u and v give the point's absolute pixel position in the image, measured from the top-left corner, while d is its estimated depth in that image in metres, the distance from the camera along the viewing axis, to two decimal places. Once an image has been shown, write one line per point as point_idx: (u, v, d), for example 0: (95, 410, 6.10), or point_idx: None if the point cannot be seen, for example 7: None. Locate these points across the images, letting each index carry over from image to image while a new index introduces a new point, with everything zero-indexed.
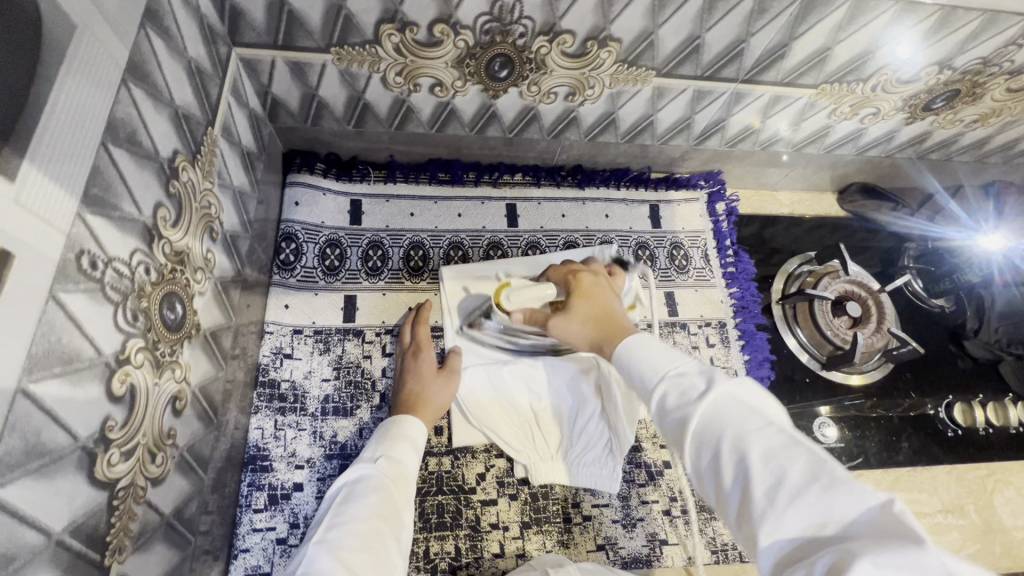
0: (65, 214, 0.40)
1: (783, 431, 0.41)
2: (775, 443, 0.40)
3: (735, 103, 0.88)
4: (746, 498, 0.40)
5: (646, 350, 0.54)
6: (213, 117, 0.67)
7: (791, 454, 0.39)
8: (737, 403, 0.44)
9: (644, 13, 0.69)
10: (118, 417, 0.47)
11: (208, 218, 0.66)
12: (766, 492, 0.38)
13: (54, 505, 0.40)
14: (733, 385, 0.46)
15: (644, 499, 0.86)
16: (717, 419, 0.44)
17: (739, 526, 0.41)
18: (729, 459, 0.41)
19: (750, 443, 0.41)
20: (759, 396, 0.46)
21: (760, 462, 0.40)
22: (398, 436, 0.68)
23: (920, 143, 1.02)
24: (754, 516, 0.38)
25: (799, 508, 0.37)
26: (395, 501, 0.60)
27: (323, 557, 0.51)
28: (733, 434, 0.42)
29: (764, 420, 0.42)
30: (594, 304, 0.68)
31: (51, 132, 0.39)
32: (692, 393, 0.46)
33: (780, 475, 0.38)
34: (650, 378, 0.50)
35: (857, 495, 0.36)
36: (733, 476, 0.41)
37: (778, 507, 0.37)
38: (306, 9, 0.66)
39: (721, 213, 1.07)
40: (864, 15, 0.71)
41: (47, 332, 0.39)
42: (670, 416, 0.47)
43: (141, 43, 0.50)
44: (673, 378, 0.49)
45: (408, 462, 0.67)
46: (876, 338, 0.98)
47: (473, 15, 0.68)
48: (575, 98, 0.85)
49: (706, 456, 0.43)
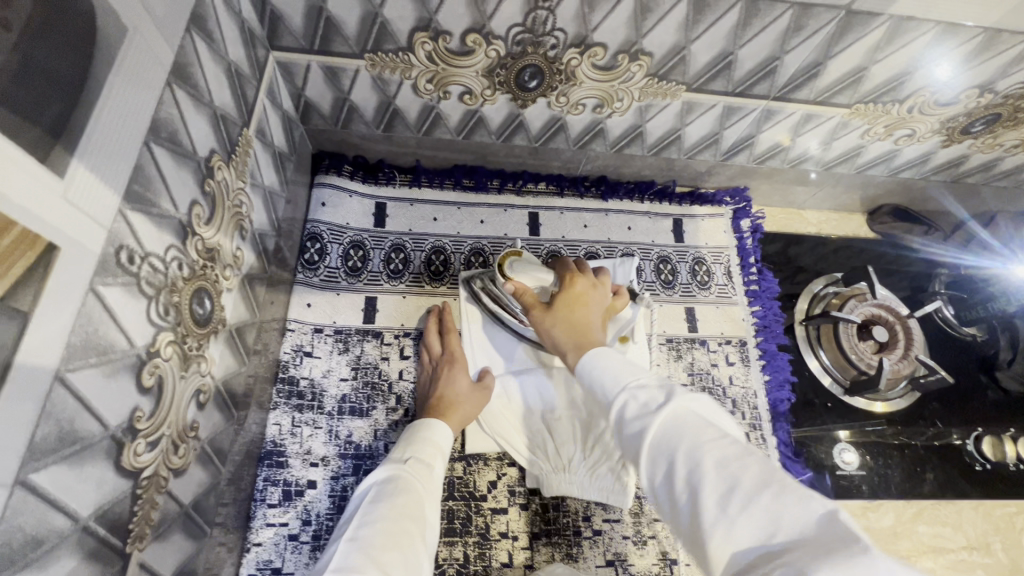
0: (109, 210, 0.42)
1: (735, 442, 0.42)
2: (728, 452, 0.41)
3: (765, 120, 0.87)
4: (697, 508, 0.40)
5: (608, 362, 0.54)
6: (249, 118, 0.69)
7: (743, 463, 0.40)
8: (692, 415, 0.45)
9: (677, 28, 0.68)
10: (146, 408, 0.49)
11: (239, 216, 0.68)
12: (718, 501, 0.39)
13: (83, 491, 0.41)
14: (691, 398, 0.46)
15: (656, 516, 0.84)
16: (674, 429, 0.44)
17: (692, 539, 0.41)
18: (684, 469, 0.42)
19: (704, 452, 0.41)
20: (712, 409, 0.47)
21: (713, 470, 0.40)
22: (425, 440, 0.69)
23: (956, 166, 0.99)
24: (705, 528, 0.38)
25: (749, 517, 0.37)
26: (422, 503, 0.60)
27: (355, 554, 0.51)
28: (688, 444, 0.42)
29: (718, 432, 0.43)
30: (577, 310, 0.66)
31: (100, 131, 0.40)
32: (652, 404, 0.47)
33: (732, 483, 0.39)
34: (612, 391, 0.51)
35: (807, 506, 0.36)
36: (684, 488, 0.41)
37: (730, 516, 0.38)
38: (343, 16, 0.68)
39: (746, 230, 1.06)
40: (904, 37, 0.69)
41: (86, 323, 0.40)
42: (630, 427, 0.47)
43: (186, 46, 0.52)
44: (637, 387, 0.49)
45: (434, 466, 0.67)
46: (903, 364, 0.95)
47: (506, 26, 0.69)
48: (603, 110, 0.85)
49: (661, 468, 0.44)
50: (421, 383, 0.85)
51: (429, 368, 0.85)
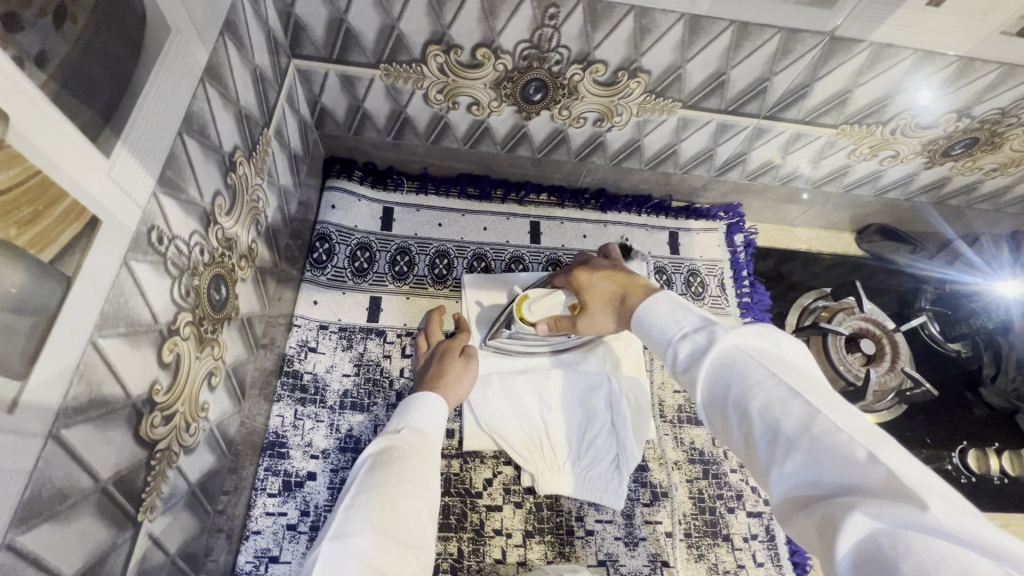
0: (144, 191, 0.45)
1: (788, 385, 0.46)
2: (776, 396, 0.45)
3: (757, 138, 0.92)
4: (756, 446, 0.46)
5: (654, 309, 0.59)
6: (269, 120, 0.73)
7: (792, 409, 0.44)
8: (745, 356, 0.49)
9: (674, 48, 0.73)
10: (164, 382, 0.51)
11: (256, 211, 0.71)
12: (771, 444, 0.45)
13: (106, 452, 0.44)
14: (734, 339, 0.50)
15: (648, 519, 0.86)
16: (721, 377, 0.50)
17: (752, 461, 0.48)
18: (738, 412, 0.48)
19: (753, 401, 0.46)
20: (765, 342, 0.51)
21: (763, 416, 0.46)
22: (420, 410, 0.72)
23: (939, 188, 1.04)
24: (765, 463, 0.45)
25: (797, 458, 0.42)
26: (421, 466, 0.63)
27: (353, 521, 0.54)
28: (739, 388, 0.48)
29: (769, 372, 0.47)
30: (608, 285, 0.72)
31: (143, 119, 0.44)
32: (699, 349, 0.52)
33: (781, 426, 0.44)
34: (662, 341, 0.57)
35: (857, 453, 0.40)
36: (740, 424, 0.48)
37: (781, 457, 0.44)
38: (362, 27, 0.72)
39: (739, 244, 1.10)
40: (884, 62, 0.74)
41: (118, 294, 0.43)
42: (684, 373, 0.53)
43: (219, 49, 0.56)
44: (685, 337, 0.54)
45: (429, 438, 0.69)
46: (890, 376, 0.99)
47: (514, 41, 0.74)
48: (604, 124, 0.89)
49: (717, 407, 0.50)
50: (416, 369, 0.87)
51: (425, 355, 0.87)
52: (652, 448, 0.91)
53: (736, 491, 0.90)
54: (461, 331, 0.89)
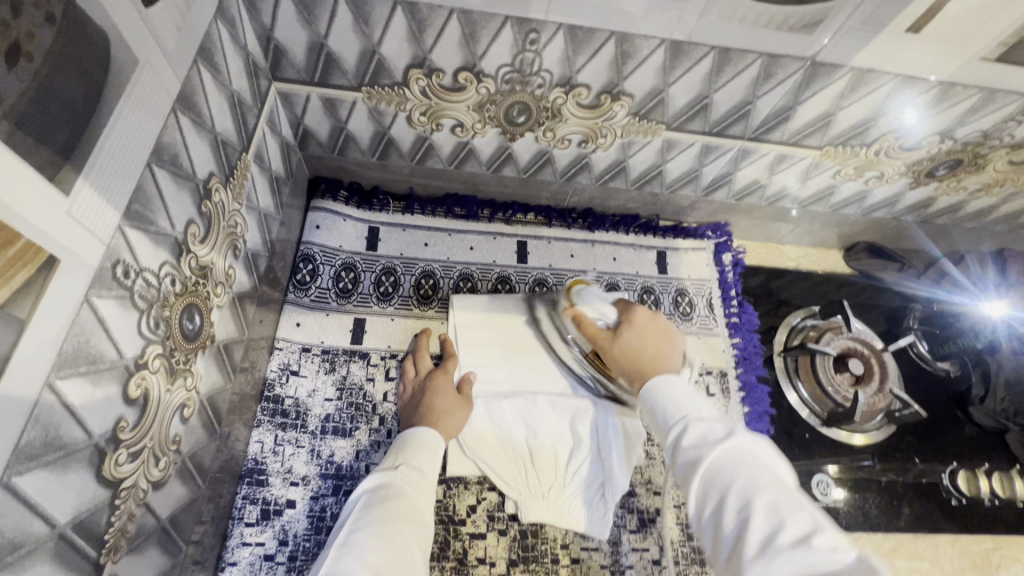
0: (108, 225, 0.44)
1: (788, 492, 0.49)
2: (776, 498, 0.48)
3: (742, 159, 0.92)
4: (743, 538, 0.47)
5: (672, 392, 0.64)
6: (248, 145, 0.72)
7: (793, 513, 0.47)
8: (752, 460, 0.52)
9: (656, 73, 0.73)
10: (131, 418, 0.50)
11: (233, 236, 0.70)
12: (761, 537, 0.46)
13: (62, 497, 0.42)
14: (746, 440, 0.54)
15: (635, 546, 0.84)
16: (727, 467, 0.52)
17: (728, 566, 0.48)
18: (733, 504, 0.49)
19: (755, 492, 0.49)
20: (770, 456, 0.54)
21: (761, 510, 0.48)
22: (418, 446, 0.73)
23: (925, 208, 1.04)
24: (745, 555, 0.46)
25: (785, 558, 0.44)
26: (417, 501, 0.66)
27: (348, 558, 0.56)
28: (743, 482, 0.50)
29: (774, 479, 0.50)
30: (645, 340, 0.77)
31: (107, 152, 0.43)
32: (711, 438, 0.55)
33: (778, 526, 0.46)
34: (675, 420, 0.60)
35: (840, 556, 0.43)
36: (732, 522, 0.49)
37: (770, 551, 0.45)
38: (343, 51, 0.72)
39: (727, 263, 1.10)
40: (866, 86, 0.74)
41: (78, 333, 0.42)
42: (686, 459, 0.55)
43: (192, 77, 0.55)
44: (697, 423, 0.58)
45: (426, 471, 0.71)
46: (877, 398, 0.98)
47: (496, 65, 0.73)
48: (588, 145, 0.89)
49: (712, 498, 0.51)
50: (403, 399, 0.86)
51: (414, 383, 0.86)
52: (639, 472, 0.89)
53: None
54: (447, 358, 0.88)
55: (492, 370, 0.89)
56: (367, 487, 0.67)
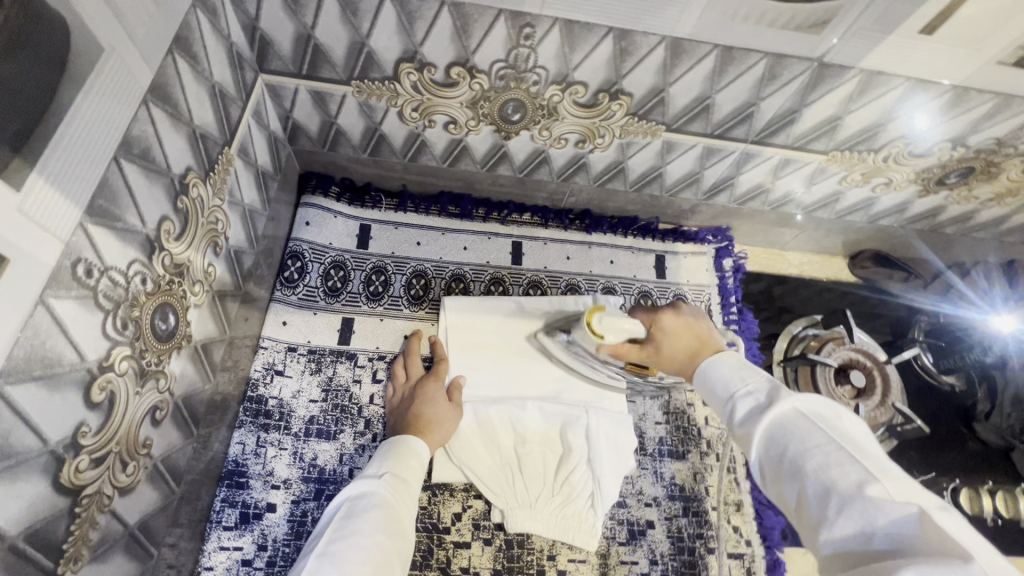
0: (67, 222, 0.42)
1: (841, 447, 0.47)
2: (829, 457, 0.47)
3: (745, 162, 0.88)
4: (805, 501, 0.48)
5: (721, 367, 0.63)
6: (231, 138, 0.70)
7: (847, 469, 0.46)
8: (802, 418, 0.51)
9: (656, 71, 0.70)
10: (93, 423, 0.48)
11: (214, 233, 0.68)
12: (820, 499, 0.46)
13: (13, 507, 0.40)
14: (795, 400, 0.52)
15: (624, 559, 0.82)
16: (777, 435, 0.52)
17: (801, 524, 0.49)
18: (790, 468, 0.49)
19: (807, 457, 0.48)
20: (829, 408, 0.51)
21: (814, 474, 0.47)
22: (403, 454, 0.71)
23: (933, 217, 1.00)
24: (811, 517, 0.47)
25: (847, 518, 0.44)
26: (400, 513, 0.64)
27: (328, 570, 0.54)
28: (795, 447, 0.49)
29: (827, 436, 0.49)
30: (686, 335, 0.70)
31: (65, 146, 0.41)
32: (759, 406, 0.55)
33: (832, 486, 0.46)
34: (724, 395, 0.60)
35: (907, 511, 0.42)
36: (792, 486, 0.49)
37: (829, 514, 0.45)
38: (331, 43, 0.70)
39: (728, 269, 1.07)
40: (875, 89, 0.71)
41: (31, 336, 0.40)
42: (742, 427, 0.56)
43: (167, 67, 0.53)
44: (749, 394, 0.58)
45: (410, 482, 0.68)
46: (879, 412, 0.96)
47: (489, 61, 0.71)
48: (586, 145, 0.86)
49: (772, 464, 0.52)
50: (391, 404, 0.84)
51: (403, 386, 0.85)
52: (631, 482, 0.87)
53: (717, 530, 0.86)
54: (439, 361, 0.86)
55: (481, 375, 0.87)
56: (354, 490, 0.65)
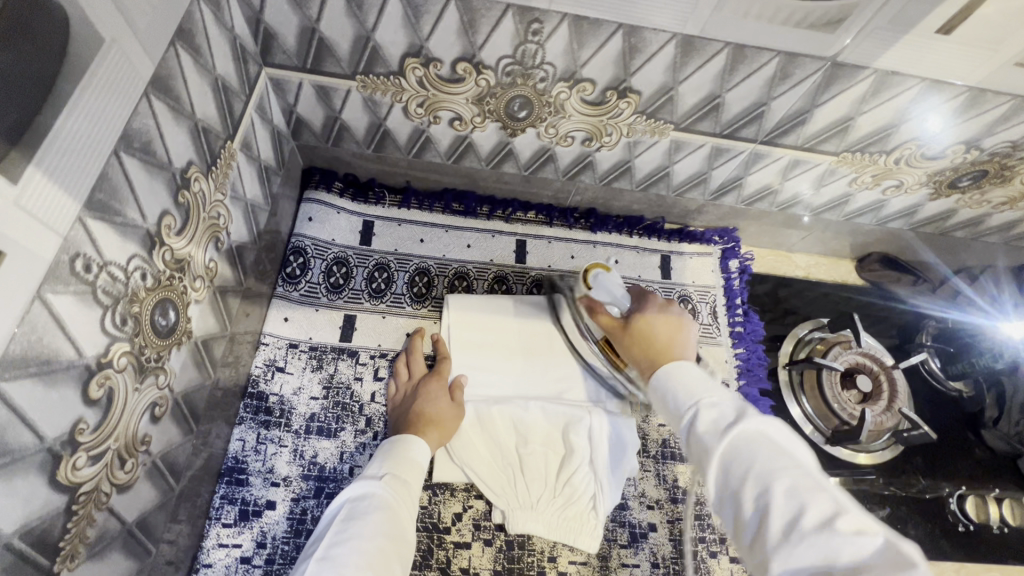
0: (66, 217, 0.41)
1: (809, 474, 0.45)
2: (796, 483, 0.44)
3: (753, 163, 0.87)
4: (764, 527, 0.44)
5: (680, 375, 0.58)
6: (234, 132, 0.69)
7: (814, 499, 0.43)
8: (762, 441, 0.48)
9: (665, 69, 0.69)
10: (91, 420, 0.47)
11: (215, 228, 0.67)
12: (782, 526, 0.43)
13: (9, 505, 0.40)
14: (757, 424, 0.49)
15: (625, 562, 0.81)
16: (737, 456, 0.48)
17: (754, 556, 0.45)
18: (752, 491, 0.46)
19: (775, 481, 0.45)
20: (789, 435, 0.49)
21: (780, 499, 0.44)
22: (404, 456, 0.70)
23: (944, 220, 0.99)
24: (768, 544, 0.43)
25: (812, 548, 0.41)
26: (403, 514, 0.63)
27: None
28: (757, 471, 0.46)
29: (792, 461, 0.46)
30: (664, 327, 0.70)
31: (65, 137, 0.40)
32: (721, 421, 0.51)
33: (797, 514, 0.43)
34: (684, 404, 0.54)
35: (870, 543, 0.40)
36: (751, 509, 0.45)
37: (791, 542, 0.42)
38: (336, 37, 0.69)
39: (734, 270, 1.06)
40: (889, 90, 0.70)
41: (28, 331, 0.39)
42: (699, 442, 0.51)
43: (169, 59, 0.52)
44: (706, 406, 0.53)
45: (411, 480, 0.68)
46: (886, 417, 0.94)
47: (496, 57, 0.70)
48: (592, 144, 0.85)
49: (729, 488, 0.48)
50: (394, 401, 0.83)
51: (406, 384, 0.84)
52: (633, 485, 0.86)
53: (719, 534, 0.86)
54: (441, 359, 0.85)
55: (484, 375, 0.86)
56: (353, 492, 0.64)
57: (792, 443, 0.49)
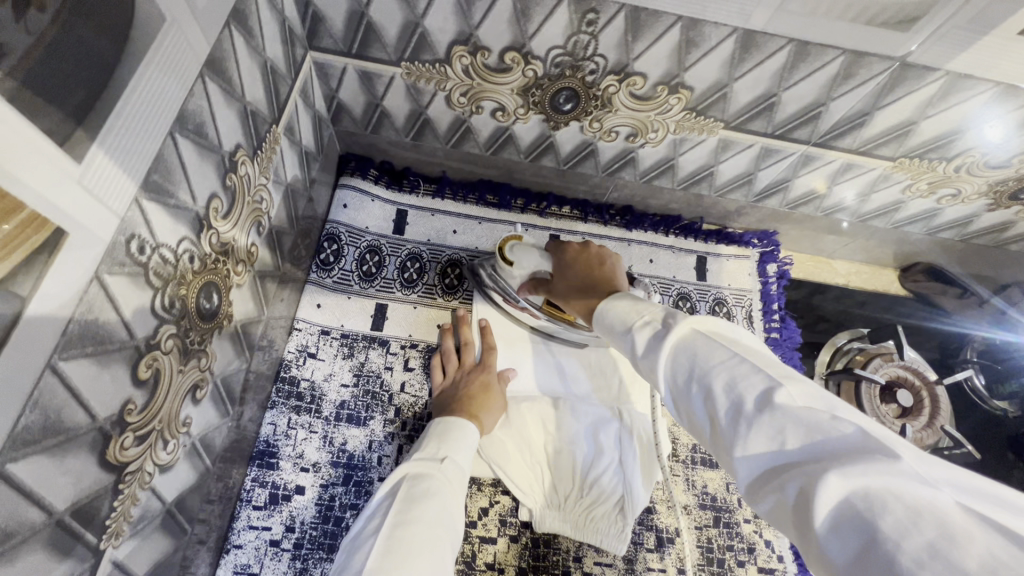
0: (124, 197, 0.41)
1: (744, 359, 0.43)
2: (736, 372, 0.42)
3: (803, 165, 0.84)
4: (714, 422, 0.42)
5: (618, 305, 0.56)
6: (279, 116, 0.69)
7: (750, 380, 0.41)
8: (700, 336, 0.47)
9: (722, 65, 0.66)
10: (139, 400, 0.48)
11: (258, 212, 0.67)
12: (729, 416, 0.41)
13: (62, 483, 0.40)
14: (691, 323, 0.48)
15: (651, 566, 0.80)
16: (682, 356, 0.47)
17: (719, 450, 0.44)
18: (698, 391, 0.44)
19: (713, 373, 0.43)
20: (723, 325, 0.48)
21: (721, 391, 0.42)
22: (453, 437, 0.69)
23: (1000, 232, 0.94)
24: (725, 440, 0.41)
25: (759, 432, 0.38)
26: (419, 533, 0.54)
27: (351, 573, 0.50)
28: (700, 365, 0.45)
29: (724, 349, 0.44)
30: (585, 266, 0.70)
31: (124, 118, 0.39)
32: (654, 333, 0.50)
33: (741, 400, 0.41)
34: (621, 331, 0.54)
35: (824, 418, 0.37)
36: (701, 407, 0.44)
37: (740, 434, 0.40)
38: (384, 22, 0.67)
39: (772, 275, 1.03)
40: (958, 95, 0.66)
41: (86, 312, 0.39)
42: (644, 359, 0.50)
43: (224, 40, 0.51)
44: (646, 324, 0.52)
45: (432, 496, 0.59)
46: (926, 434, 0.92)
47: (547, 47, 0.68)
48: (636, 140, 0.83)
49: (680, 390, 0.46)
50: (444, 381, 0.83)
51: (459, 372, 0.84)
52: (661, 489, 0.85)
53: (748, 543, 0.84)
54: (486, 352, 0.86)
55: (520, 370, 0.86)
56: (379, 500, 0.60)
57: (741, 335, 0.47)
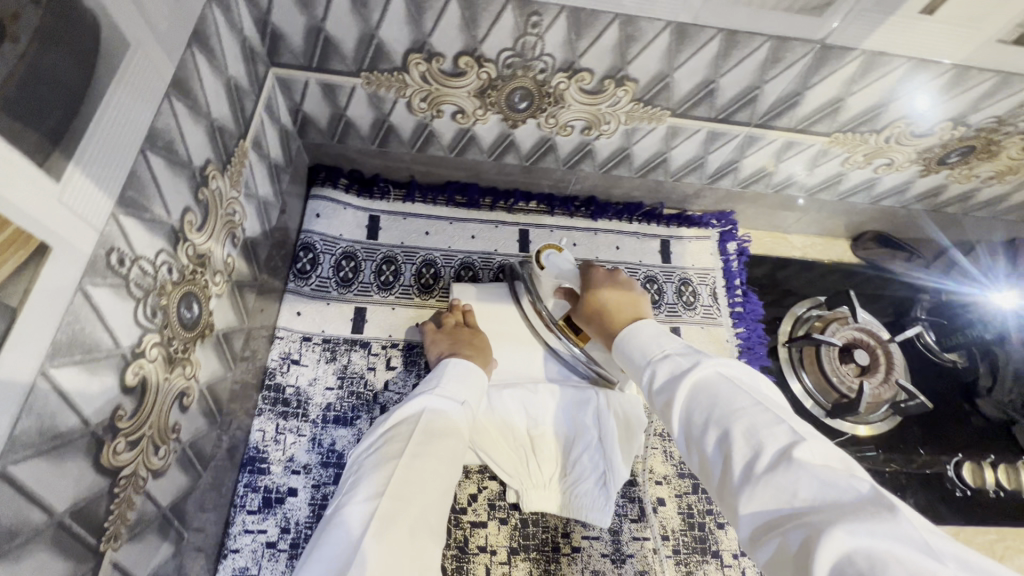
0: (101, 213, 0.44)
1: (766, 410, 0.48)
2: (755, 422, 0.47)
3: (748, 146, 0.90)
4: (727, 466, 0.47)
5: (638, 334, 0.63)
6: (246, 130, 0.71)
7: (771, 431, 0.46)
8: (723, 380, 0.52)
9: (661, 56, 0.71)
10: (128, 407, 0.50)
11: (232, 224, 0.70)
12: (744, 463, 0.46)
13: (61, 486, 0.42)
14: (716, 365, 0.54)
15: (636, 535, 0.84)
16: (704, 398, 0.52)
17: (722, 495, 0.48)
18: (714, 433, 0.49)
19: (734, 420, 0.48)
20: (745, 375, 0.54)
21: (740, 438, 0.47)
22: (460, 377, 0.72)
23: (935, 196, 1.01)
24: (734, 483, 0.46)
25: (769, 482, 0.43)
26: (422, 468, 0.60)
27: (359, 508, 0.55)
28: (718, 411, 0.50)
29: (747, 398, 0.50)
30: (619, 302, 0.71)
31: (95, 138, 0.42)
32: (675, 370, 0.56)
33: (757, 449, 0.46)
34: (641, 361, 0.60)
35: (840, 477, 0.41)
36: (715, 451, 0.49)
37: (752, 481, 0.44)
38: (341, 35, 0.71)
39: (732, 252, 1.09)
40: (877, 71, 0.72)
41: (73, 321, 0.42)
42: (659, 393, 0.56)
43: (186, 61, 0.54)
44: (665, 358, 0.58)
45: (438, 433, 0.64)
46: (884, 389, 0.98)
47: (497, 50, 0.72)
48: (591, 132, 0.88)
49: (693, 428, 0.51)
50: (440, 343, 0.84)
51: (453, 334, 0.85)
52: (641, 462, 0.89)
53: None
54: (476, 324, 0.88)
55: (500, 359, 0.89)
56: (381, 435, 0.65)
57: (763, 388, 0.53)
